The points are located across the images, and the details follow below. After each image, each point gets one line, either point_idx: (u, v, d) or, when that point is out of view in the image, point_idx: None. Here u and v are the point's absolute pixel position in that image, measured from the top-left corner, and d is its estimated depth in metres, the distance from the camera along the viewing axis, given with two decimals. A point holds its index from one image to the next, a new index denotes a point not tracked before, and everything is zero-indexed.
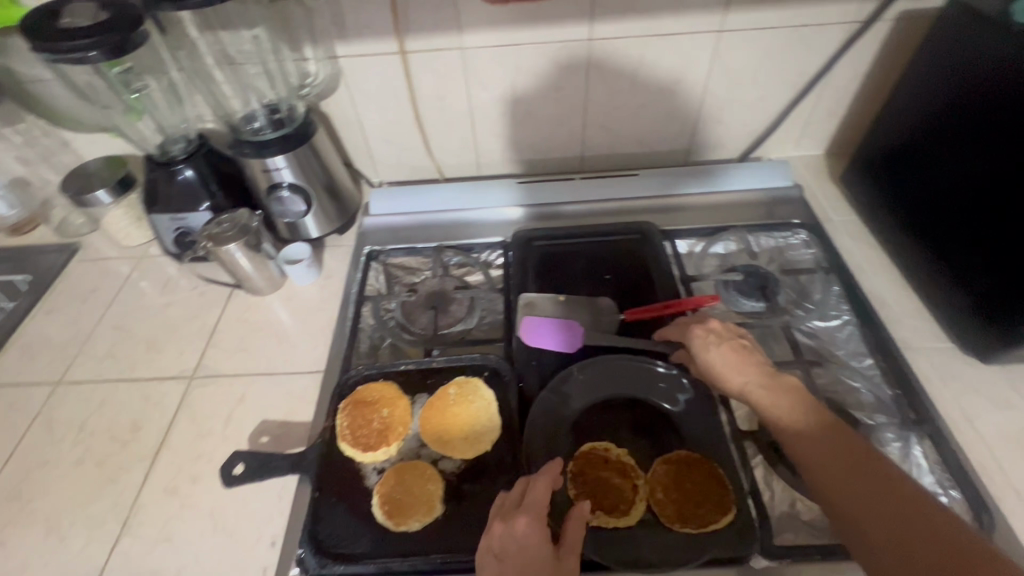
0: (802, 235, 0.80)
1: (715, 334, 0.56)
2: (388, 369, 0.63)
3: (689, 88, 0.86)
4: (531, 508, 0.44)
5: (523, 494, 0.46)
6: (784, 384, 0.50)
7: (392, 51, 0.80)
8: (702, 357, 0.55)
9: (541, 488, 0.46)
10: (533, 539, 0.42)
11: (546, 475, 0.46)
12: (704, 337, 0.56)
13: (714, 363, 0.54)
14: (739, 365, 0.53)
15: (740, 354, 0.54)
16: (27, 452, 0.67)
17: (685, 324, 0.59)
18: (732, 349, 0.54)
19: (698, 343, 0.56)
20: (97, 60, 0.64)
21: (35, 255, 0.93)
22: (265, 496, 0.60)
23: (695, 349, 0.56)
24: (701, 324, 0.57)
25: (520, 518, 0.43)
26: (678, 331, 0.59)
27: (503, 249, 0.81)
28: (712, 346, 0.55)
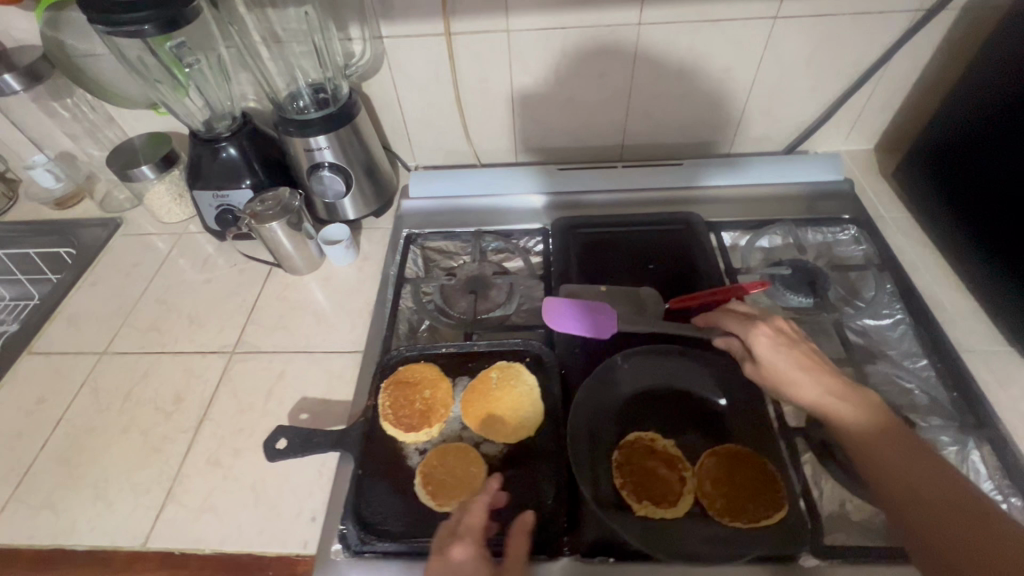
0: (852, 231, 0.78)
1: (785, 338, 0.51)
2: (428, 351, 0.63)
3: (738, 77, 0.84)
4: (468, 535, 0.46)
5: (459, 521, 0.47)
6: (858, 395, 0.47)
7: (438, 32, 0.80)
8: (769, 361, 0.51)
9: (478, 512, 0.47)
10: (475, 562, 0.44)
11: (482, 498, 0.48)
12: (773, 340, 0.51)
13: (784, 369, 0.50)
14: (812, 372, 0.49)
15: (811, 361, 0.50)
16: (74, 418, 0.69)
17: (746, 321, 0.54)
18: (802, 354, 0.50)
19: (766, 345, 0.51)
20: (150, 35, 0.65)
21: (80, 228, 0.95)
22: (306, 471, 0.61)
23: (761, 351, 0.51)
24: (768, 324, 0.53)
25: (457, 547, 0.44)
26: (738, 326, 0.54)
27: (542, 236, 0.80)
28: (783, 350, 0.50)
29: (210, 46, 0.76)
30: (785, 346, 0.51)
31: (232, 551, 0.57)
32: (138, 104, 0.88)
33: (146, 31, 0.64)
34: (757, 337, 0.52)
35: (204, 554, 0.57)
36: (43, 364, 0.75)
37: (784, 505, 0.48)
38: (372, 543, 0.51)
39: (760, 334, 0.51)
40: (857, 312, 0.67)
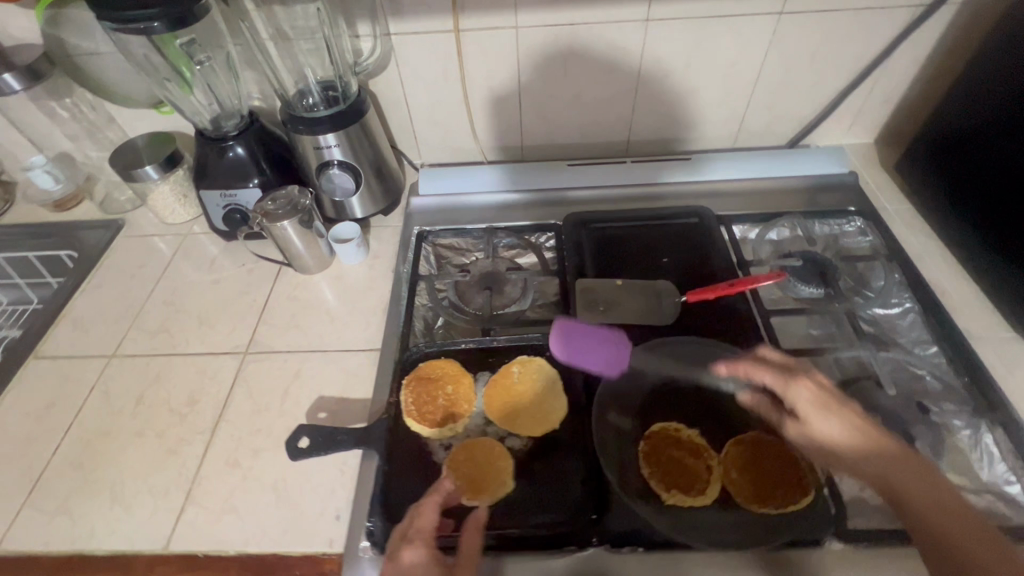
0: (858, 223, 0.79)
1: (829, 394, 0.48)
2: (448, 347, 0.63)
3: (743, 72, 0.85)
4: (419, 536, 0.46)
5: (411, 524, 0.47)
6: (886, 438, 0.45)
7: (446, 29, 0.79)
8: (815, 421, 0.47)
9: (430, 513, 0.47)
10: (424, 563, 0.43)
11: (433, 498, 0.48)
12: (819, 398, 0.48)
13: (833, 431, 0.46)
14: (861, 432, 0.46)
15: (860, 422, 0.46)
16: (86, 422, 0.68)
17: (784, 374, 0.50)
18: (850, 414, 0.47)
19: (812, 403, 0.48)
20: (159, 32, 0.64)
21: (82, 230, 0.93)
22: (328, 470, 0.61)
23: (806, 410, 0.48)
24: (811, 380, 0.49)
25: (408, 549, 0.44)
26: (776, 380, 0.50)
27: (553, 232, 0.80)
28: (830, 413, 0.47)
29: (217, 41, 0.75)
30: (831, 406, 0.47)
31: (257, 552, 0.56)
32: (142, 103, 0.88)
33: (156, 29, 0.63)
34: (802, 394, 0.48)
35: (228, 556, 0.56)
36: (51, 368, 0.74)
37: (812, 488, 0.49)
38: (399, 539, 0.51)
39: (806, 395, 0.48)
40: (867, 302, 0.69)
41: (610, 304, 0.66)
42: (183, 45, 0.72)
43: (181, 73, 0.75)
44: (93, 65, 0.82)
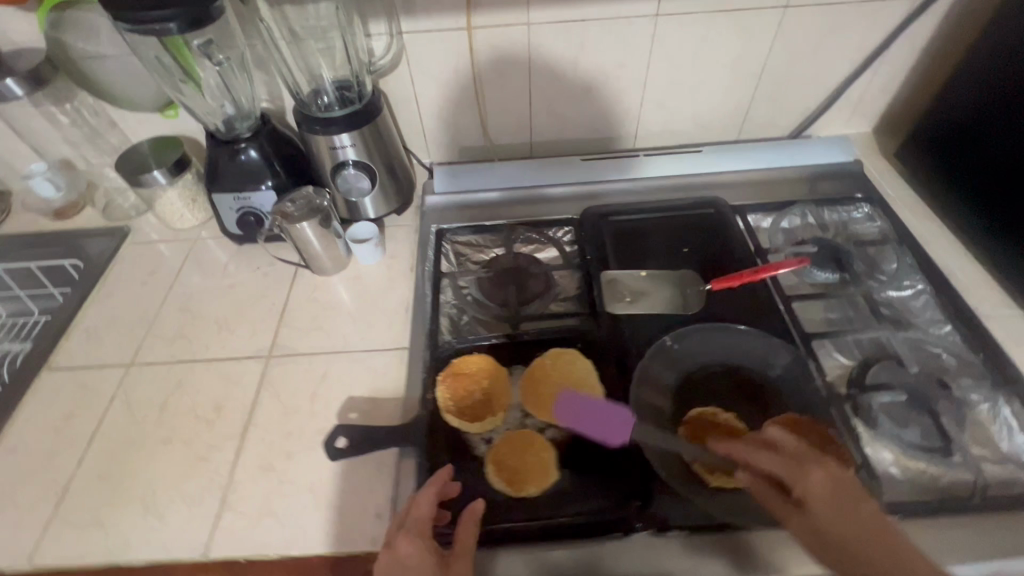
0: (866, 209, 0.82)
1: (841, 486, 0.46)
2: (480, 343, 0.64)
3: (748, 65, 0.87)
4: (415, 526, 0.47)
5: (409, 515, 0.49)
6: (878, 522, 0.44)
7: (458, 27, 0.80)
8: (827, 515, 0.44)
9: (427, 505, 0.48)
10: (419, 552, 0.45)
11: (431, 490, 0.49)
12: (831, 489, 0.45)
13: (847, 527, 0.43)
14: (873, 534, 0.43)
15: (869, 517, 0.44)
16: (110, 432, 0.67)
17: (794, 461, 0.47)
18: (858, 506, 0.44)
19: (824, 495, 0.45)
20: (175, 33, 0.63)
21: (86, 238, 0.91)
22: (365, 470, 0.61)
23: (819, 502, 0.45)
24: (823, 470, 0.46)
25: (402, 538, 0.46)
26: (786, 467, 0.47)
27: (570, 226, 0.81)
28: (841, 504, 0.44)
29: (229, 40, 0.73)
30: (841, 496, 0.45)
31: (299, 555, 0.56)
32: (145, 107, 0.86)
33: (173, 30, 0.63)
34: (815, 484, 0.46)
35: (269, 560, 0.56)
36: (66, 380, 0.72)
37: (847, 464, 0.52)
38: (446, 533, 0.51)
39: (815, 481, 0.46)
40: (880, 285, 0.71)
41: (638, 294, 0.68)
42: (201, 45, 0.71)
43: (190, 70, 0.74)
44: (95, 68, 0.80)
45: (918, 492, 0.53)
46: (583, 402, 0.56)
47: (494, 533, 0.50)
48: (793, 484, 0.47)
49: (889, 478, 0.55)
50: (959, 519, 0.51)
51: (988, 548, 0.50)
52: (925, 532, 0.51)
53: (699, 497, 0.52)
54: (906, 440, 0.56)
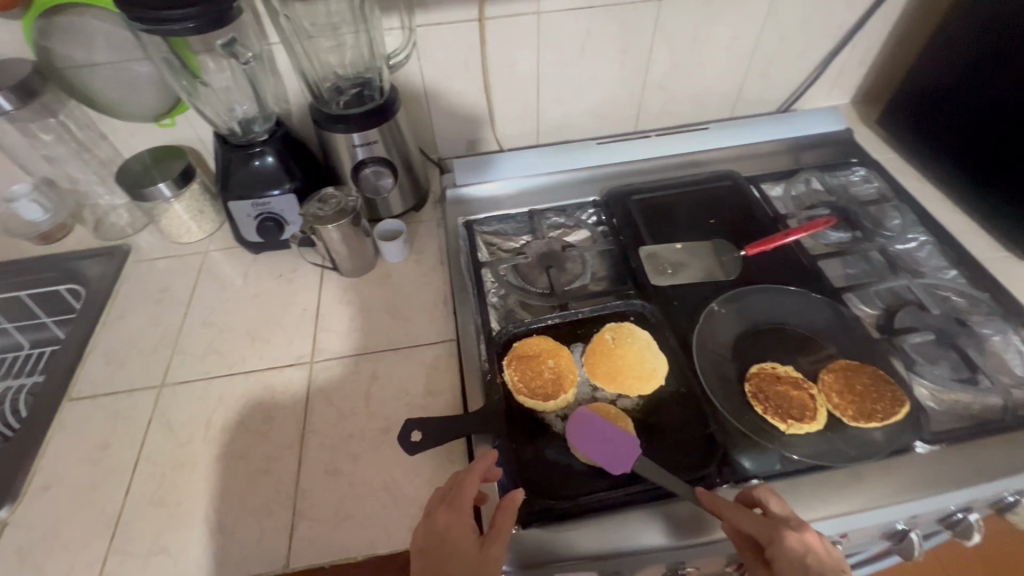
0: (861, 171, 0.88)
1: (813, 553, 0.46)
2: (537, 325, 0.66)
3: (744, 45, 0.91)
4: (456, 503, 0.50)
5: (453, 490, 0.51)
6: None
7: (470, 19, 0.80)
8: None
9: (470, 485, 0.50)
10: (456, 528, 0.48)
11: (476, 471, 0.51)
12: (801, 556, 0.46)
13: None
14: None
15: None
16: (155, 457, 0.63)
17: (770, 524, 0.47)
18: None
19: (793, 560, 0.45)
20: (192, 33, 0.60)
21: (81, 260, 0.85)
22: (438, 462, 0.60)
23: (784, 568, 0.46)
24: (797, 535, 0.46)
25: (442, 513, 0.49)
26: (761, 528, 0.47)
27: (595, 208, 0.84)
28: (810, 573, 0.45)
29: (247, 38, 0.73)
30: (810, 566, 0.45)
31: (386, 553, 0.55)
32: (140, 117, 0.82)
33: (190, 31, 0.59)
34: (785, 548, 0.46)
35: (356, 561, 0.55)
36: (93, 408, 0.68)
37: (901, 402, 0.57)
38: (548, 508, 0.53)
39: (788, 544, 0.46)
40: (889, 239, 0.77)
41: (677, 266, 0.72)
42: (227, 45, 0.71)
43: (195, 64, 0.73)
44: (88, 77, 0.77)
45: (957, 419, 0.59)
46: (594, 425, 0.56)
47: (594, 504, 0.54)
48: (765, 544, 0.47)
49: (931, 409, 0.60)
50: (998, 438, 0.57)
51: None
52: (971, 452, 0.56)
53: (776, 447, 0.55)
54: (940, 374, 0.61)
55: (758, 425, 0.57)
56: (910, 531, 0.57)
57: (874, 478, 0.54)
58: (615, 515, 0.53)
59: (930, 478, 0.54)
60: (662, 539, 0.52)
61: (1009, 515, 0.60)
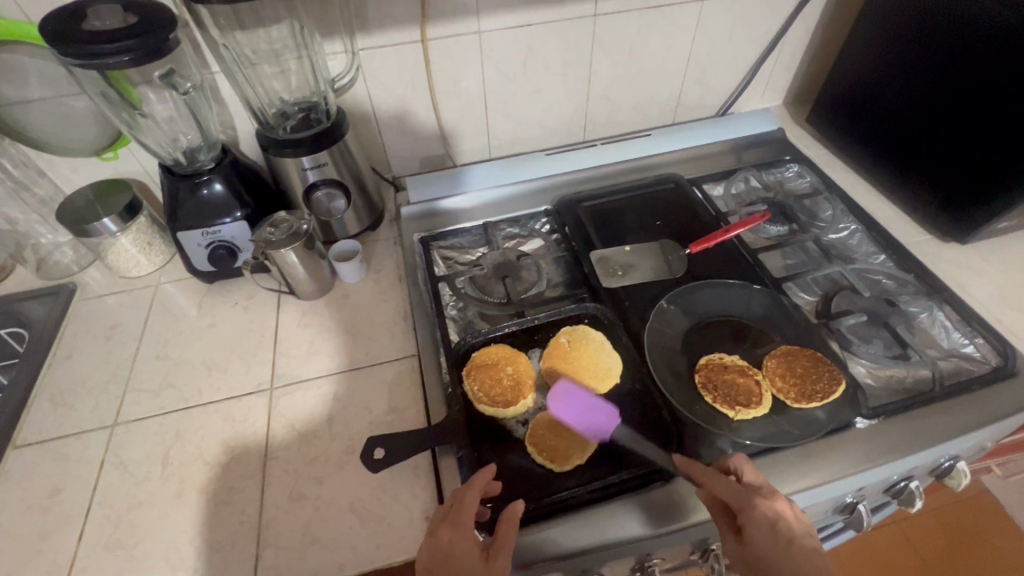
0: (795, 168, 0.93)
1: (781, 518, 0.48)
2: (494, 334, 0.67)
3: (678, 54, 0.96)
4: (460, 520, 0.50)
5: (454, 506, 0.52)
6: (811, 555, 0.47)
7: (413, 40, 0.81)
8: (760, 544, 0.47)
9: (472, 499, 0.51)
10: (462, 543, 0.48)
11: (476, 485, 0.52)
12: (770, 522, 0.48)
13: (776, 555, 0.46)
14: (802, 561, 0.46)
15: (805, 552, 0.47)
16: (110, 498, 0.61)
17: (744, 493, 0.50)
18: (799, 543, 0.47)
19: (763, 526, 0.48)
20: (128, 66, 0.60)
21: (22, 302, 0.82)
22: (403, 477, 0.61)
23: (756, 531, 0.47)
24: (767, 501, 0.49)
25: (447, 529, 0.49)
26: (735, 496, 0.49)
27: (548, 217, 0.87)
28: (781, 538, 0.47)
29: (186, 67, 0.72)
30: (781, 530, 0.47)
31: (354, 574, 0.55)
32: (82, 152, 0.81)
33: (126, 62, 0.59)
34: (755, 514, 0.48)
35: None
36: (40, 455, 0.66)
37: (841, 380, 0.61)
38: None
39: (759, 508, 0.48)
40: (823, 230, 0.82)
41: (627, 268, 0.75)
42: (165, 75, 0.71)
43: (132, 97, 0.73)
44: (24, 114, 0.76)
45: (893, 393, 0.63)
46: (577, 393, 0.61)
47: (560, 504, 0.54)
48: (739, 511, 0.49)
49: (868, 386, 0.64)
50: (930, 408, 0.61)
51: (957, 427, 0.59)
52: (908, 424, 0.59)
53: (728, 433, 0.58)
54: (875, 352, 0.66)
55: (709, 413, 0.60)
56: (858, 503, 0.60)
57: (820, 456, 0.57)
58: (582, 513, 0.54)
59: (871, 450, 0.57)
60: (625, 529, 0.53)
61: (946, 479, 0.64)
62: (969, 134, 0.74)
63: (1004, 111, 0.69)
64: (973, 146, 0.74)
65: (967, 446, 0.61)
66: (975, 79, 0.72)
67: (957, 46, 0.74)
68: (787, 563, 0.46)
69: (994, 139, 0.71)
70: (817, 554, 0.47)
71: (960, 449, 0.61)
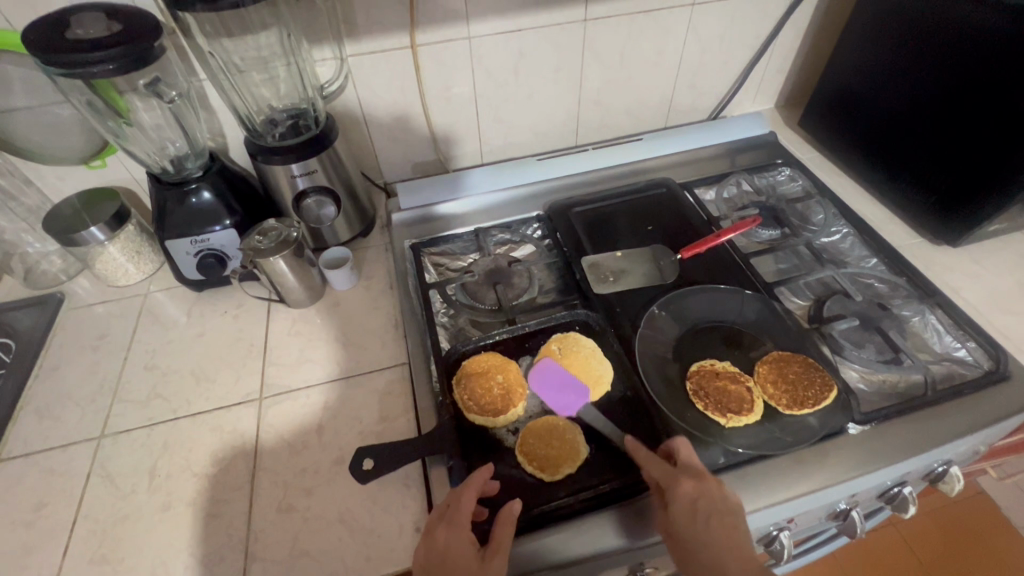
0: (787, 171, 0.93)
1: (706, 496, 0.50)
2: (485, 342, 0.67)
3: (670, 59, 0.96)
4: (456, 520, 0.50)
5: (450, 506, 0.51)
6: (729, 534, 0.48)
7: (402, 46, 0.81)
8: (680, 521, 0.49)
9: (468, 500, 0.51)
10: (458, 544, 0.48)
11: (472, 486, 0.51)
12: (693, 500, 0.49)
13: (695, 532, 0.48)
14: (720, 539, 0.48)
15: (724, 530, 0.48)
16: (96, 511, 0.61)
17: (672, 472, 0.51)
18: (717, 521, 0.48)
19: (685, 504, 0.49)
20: (112, 74, 0.59)
21: (9, 312, 0.81)
22: (393, 487, 0.60)
23: (677, 508, 0.49)
24: (694, 481, 0.50)
25: (443, 530, 0.49)
26: (664, 475, 0.51)
27: (540, 222, 0.86)
28: (699, 514, 0.49)
29: (172, 75, 0.71)
30: (702, 508, 0.49)
31: None
32: (70, 160, 0.81)
33: (110, 71, 0.59)
34: (679, 493, 0.49)
35: None
36: (26, 468, 0.65)
37: (833, 387, 0.61)
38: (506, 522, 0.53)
39: (682, 486, 0.50)
40: (815, 233, 0.81)
41: (619, 274, 0.75)
42: (149, 83, 0.70)
43: (118, 104, 0.72)
44: (10, 123, 0.75)
45: (885, 398, 0.62)
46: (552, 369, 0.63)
47: (551, 514, 0.54)
48: (665, 489, 0.51)
49: (861, 391, 0.63)
50: (923, 412, 0.60)
51: (949, 432, 0.59)
52: (900, 430, 0.59)
53: (720, 441, 0.58)
54: (867, 357, 0.65)
55: (700, 421, 0.60)
56: (851, 510, 0.60)
57: (813, 463, 0.56)
58: (572, 522, 0.53)
59: (864, 457, 0.57)
60: (614, 539, 0.53)
61: (939, 485, 0.64)
62: (960, 137, 0.74)
63: (994, 114, 0.69)
64: (963, 149, 0.73)
65: (958, 451, 0.60)
66: (965, 81, 0.72)
67: (947, 49, 0.74)
68: (704, 539, 0.48)
69: (985, 142, 0.70)
70: (737, 532, 0.48)
71: (952, 454, 0.60)
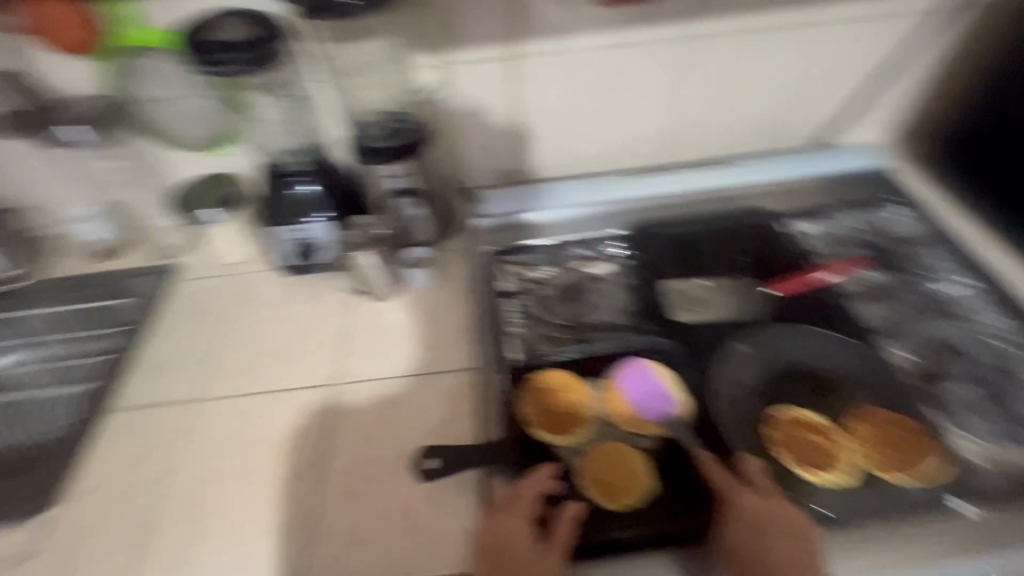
0: (899, 210, 0.85)
1: (768, 514, 0.49)
2: (551, 356, 0.66)
3: (777, 80, 0.90)
4: (520, 508, 0.53)
5: (515, 496, 0.54)
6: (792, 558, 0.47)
7: (503, 56, 0.83)
8: (737, 534, 0.49)
9: (531, 491, 0.53)
10: (518, 530, 0.51)
11: (537, 479, 0.54)
12: (755, 516, 0.49)
13: (752, 546, 0.48)
14: (781, 560, 0.47)
15: (785, 551, 0.47)
16: (186, 469, 0.66)
17: (735, 484, 0.52)
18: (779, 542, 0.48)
19: (745, 519, 0.49)
20: (246, 75, 0.66)
21: (127, 279, 0.90)
22: (452, 491, 0.61)
23: (736, 522, 0.50)
24: (757, 498, 0.50)
25: (506, 516, 0.52)
26: (725, 486, 0.52)
27: (624, 241, 0.83)
28: (758, 531, 0.48)
29: None
30: (763, 525, 0.49)
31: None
32: (193, 146, 0.89)
33: (244, 71, 0.65)
34: (739, 506, 0.50)
35: None
36: (134, 420, 0.72)
37: (935, 454, 0.55)
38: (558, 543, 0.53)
39: (742, 500, 0.50)
40: (927, 281, 0.75)
41: (699, 303, 0.74)
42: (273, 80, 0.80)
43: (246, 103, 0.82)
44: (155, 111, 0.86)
45: (1005, 479, 0.55)
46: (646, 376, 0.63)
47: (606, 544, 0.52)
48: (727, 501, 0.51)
49: (976, 466, 0.56)
50: None
51: None
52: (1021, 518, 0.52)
53: (800, 498, 0.54)
54: (982, 427, 0.59)
55: (779, 471, 0.56)
56: None
57: (905, 538, 0.51)
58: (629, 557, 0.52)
59: (972, 541, 0.50)
60: None
61: None
62: None
63: None
64: None
65: None
66: None
67: None
68: (762, 556, 0.47)
69: None
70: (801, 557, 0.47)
71: None
